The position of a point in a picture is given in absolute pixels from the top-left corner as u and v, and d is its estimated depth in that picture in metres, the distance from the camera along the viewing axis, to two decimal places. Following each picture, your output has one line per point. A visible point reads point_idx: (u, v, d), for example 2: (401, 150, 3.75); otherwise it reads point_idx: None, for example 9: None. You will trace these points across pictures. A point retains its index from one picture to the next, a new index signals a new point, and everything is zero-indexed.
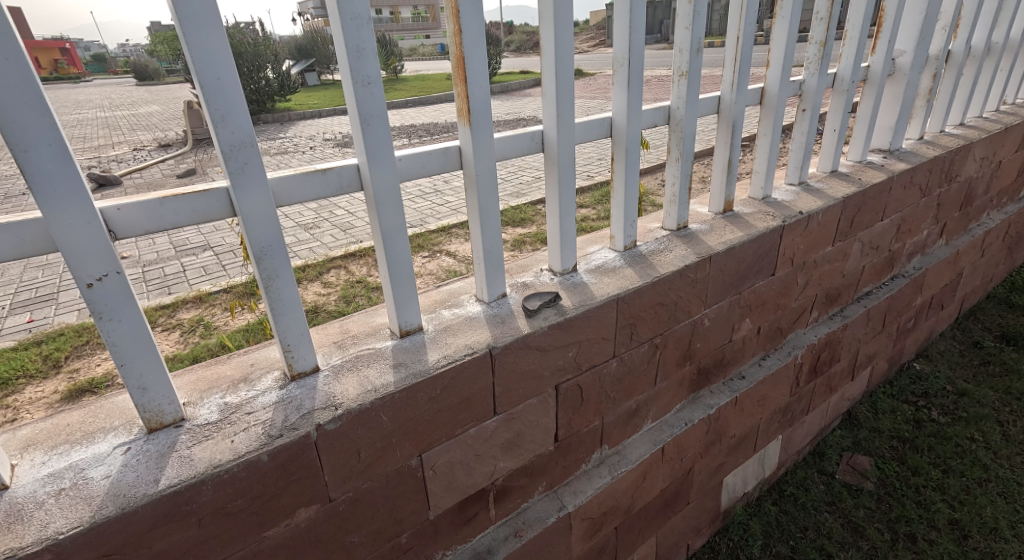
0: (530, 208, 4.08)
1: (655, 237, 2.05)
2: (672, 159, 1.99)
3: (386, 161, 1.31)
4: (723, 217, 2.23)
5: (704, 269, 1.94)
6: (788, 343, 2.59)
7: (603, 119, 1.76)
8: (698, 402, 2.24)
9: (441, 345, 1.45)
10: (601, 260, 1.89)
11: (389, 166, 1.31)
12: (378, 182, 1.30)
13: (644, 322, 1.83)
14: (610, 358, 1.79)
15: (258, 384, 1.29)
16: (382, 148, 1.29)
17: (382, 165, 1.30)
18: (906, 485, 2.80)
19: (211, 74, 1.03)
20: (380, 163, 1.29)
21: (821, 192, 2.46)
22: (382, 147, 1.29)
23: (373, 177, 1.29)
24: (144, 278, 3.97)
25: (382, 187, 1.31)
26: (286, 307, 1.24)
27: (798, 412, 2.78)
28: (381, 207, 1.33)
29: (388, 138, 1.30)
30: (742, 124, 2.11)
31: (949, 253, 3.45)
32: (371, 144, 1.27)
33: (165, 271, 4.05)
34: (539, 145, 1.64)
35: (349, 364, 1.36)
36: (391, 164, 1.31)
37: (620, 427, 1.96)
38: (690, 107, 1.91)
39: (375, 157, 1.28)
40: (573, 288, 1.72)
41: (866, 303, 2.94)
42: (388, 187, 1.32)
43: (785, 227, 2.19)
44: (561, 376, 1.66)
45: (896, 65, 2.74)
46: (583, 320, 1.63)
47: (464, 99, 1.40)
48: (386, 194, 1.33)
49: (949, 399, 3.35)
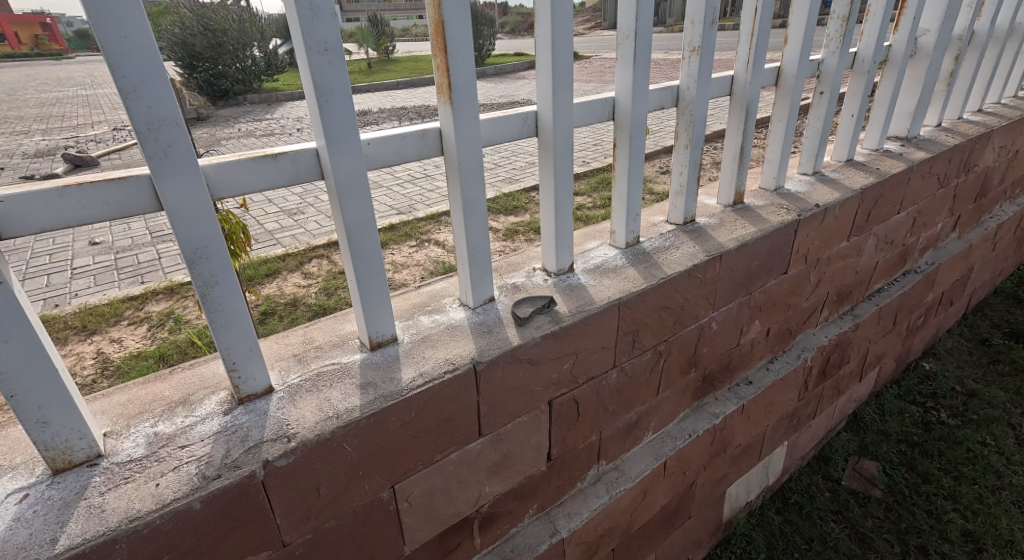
0: (522, 195, 3.89)
1: (659, 232, 1.86)
2: (680, 146, 1.79)
3: (350, 143, 1.10)
4: (733, 210, 2.03)
5: (714, 269, 1.75)
6: (796, 345, 2.43)
7: (606, 100, 1.55)
8: (701, 411, 2.08)
9: (416, 360, 1.26)
10: (600, 258, 1.69)
11: (355, 152, 1.11)
12: (339, 165, 1.09)
13: (648, 328, 1.64)
14: (610, 369, 1.60)
15: (199, 408, 1.09)
16: (344, 127, 1.08)
17: (342, 147, 1.09)
18: (916, 493, 2.68)
19: (116, 32, 0.82)
20: (339, 145, 1.08)
21: (837, 183, 2.26)
22: (345, 126, 1.08)
23: (334, 163, 1.08)
24: (117, 266, 3.79)
25: (343, 172, 1.10)
26: (228, 320, 1.04)
27: (804, 417, 2.61)
28: (343, 198, 1.12)
29: (352, 115, 1.09)
30: (756, 107, 1.92)
31: (961, 247, 3.30)
32: (329, 122, 1.06)
33: (139, 258, 3.86)
34: (533, 128, 1.44)
35: (308, 384, 1.17)
36: (357, 145, 1.11)
37: (619, 441, 1.80)
38: (702, 87, 1.70)
39: (338, 139, 1.08)
40: (569, 291, 1.52)
41: (877, 301, 2.79)
42: (352, 174, 1.12)
43: (800, 221, 2.01)
44: (555, 390, 1.48)
45: (919, 45, 2.52)
46: (581, 328, 1.44)
47: (444, 74, 1.19)
48: (347, 182, 1.11)
49: (959, 400, 3.21)
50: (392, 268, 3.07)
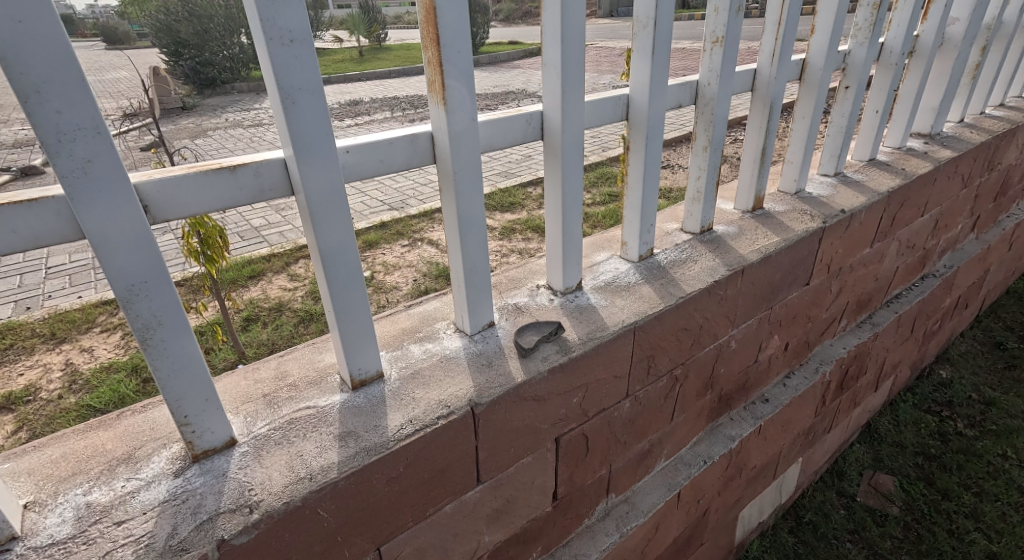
0: (519, 191, 3.71)
1: (673, 242, 1.69)
2: (698, 148, 1.61)
3: (323, 152, 0.91)
4: (753, 217, 1.87)
5: (735, 285, 1.59)
6: (814, 358, 2.28)
7: (620, 97, 1.37)
8: (716, 433, 1.93)
9: (405, 402, 1.09)
10: (611, 273, 1.53)
11: (329, 162, 0.92)
12: (310, 178, 0.91)
13: (664, 352, 1.47)
14: (622, 399, 1.44)
15: (145, 467, 0.92)
16: (316, 133, 0.90)
17: (313, 157, 0.91)
18: (935, 511, 2.58)
19: (6, 16, 0.63)
20: (310, 154, 0.90)
21: (861, 185, 2.10)
22: (317, 132, 0.90)
23: (304, 177, 0.90)
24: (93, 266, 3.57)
25: (316, 186, 0.92)
26: (177, 367, 0.86)
27: (820, 432, 2.47)
28: (316, 217, 0.94)
29: (326, 118, 0.90)
30: (781, 103, 1.74)
31: (979, 249, 3.15)
32: (298, 127, 0.88)
33: None
34: (538, 129, 1.27)
35: (278, 435, 1.00)
36: (332, 154, 0.92)
37: (630, 472, 1.65)
38: (725, 83, 1.52)
39: (309, 147, 0.90)
40: (578, 314, 1.35)
41: (895, 308, 2.64)
42: (327, 189, 0.93)
43: (825, 229, 1.84)
44: (563, 426, 1.32)
45: (946, 36, 2.33)
46: (592, 357, 1.28)
47: (436, 69, 1.02)
48: (321, 198, 0.93)
49: (975, 409, 3.09)
50: (383, 270, 2.89)
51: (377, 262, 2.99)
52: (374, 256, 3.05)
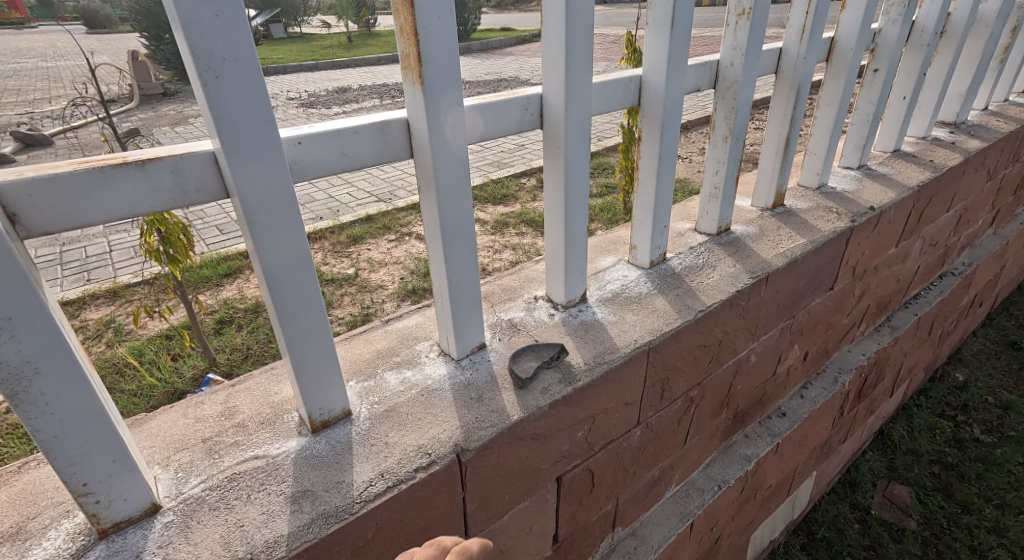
0: (513, 182, 3.50)
1: (687, 245, 1.50)
2: (718, 138, 1.42)
3: (262, 144, 0.70)
4: (773, 215, 1.68)
5: (759, 294, 1.40)
6: (832, 366, 2.11)
7: (631, 78, 1.17)
8: (730, 453, 1.75)
9: (376, 450, 0.89)
10: (618, 282, 1.34)
11: (271, 158, 0.71)
12: (246, 177, 0.70)
13: (680, 373, 1.29)
14: (632, 427, 1.26)
15: (36, 548, 0.72)
16: (251, 119, 0.68)
17: (249, 151, 0.70)
18: (955, 525, 2.44)
19: None
20: (244, 146, 0.69)
21: (888, 178, 1.91)
22: (252, 117, 0.68)
23: (237, 176, 0.70)
24: (61, 260, 3.28)
25: (254, 188, 0.71)
26: (69, 425, 0.67)
27: (836, 443, 2.31)
28: (255, 226, 0.73)
29: (265, 99, 0.69)
30: (808, 88, 1.54)
31: (998, 245, 2.98)
32: (225, 110, 0.66)
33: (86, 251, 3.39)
34: (535, 116, 1.07)
35: (214, 498, 0.80)
36: (276, 146, 0.71)
37: (638, 503, 1.47)
38: (751, 63, 1.31)
39: (242, 137, 0.68)
40: (582, 333, 1.16)
41: (915, 310, 2.48)
42: (269, 191, 0.73)
43: (854, 229, 1.65)
44: (566, 464, 1.14)
45: (979, 14, 2.13)
46: (600, 385, 1.09)
47: (411, 39, 0.80)
48: (262, 203, 0.73)
49: (993, 413, 2.94)
50: (367, 267, 2.67)
51: (361, 259, 2.77)
52: (359, 252, 2.84)
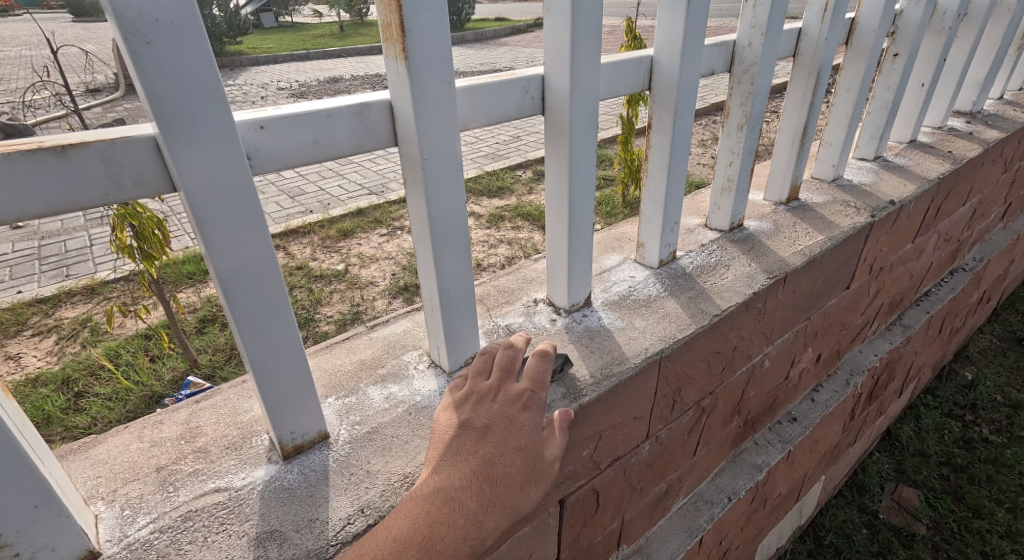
0: (508, 174, 3.37)
1: (697, 243, 1.40)
2: (732, 127, 1.31)
3: (211, 127, 0.59)
4: (787, 210, 1.58)
5: (775, 296, 1.30)
6: (844, 367, 2.01)
7: (642, 59, 1.06)
8: (740, 462, 1.65)
9: (355, 481, 0.78)
10: (624, 283, 1.24)
11: (223, 143, 0.60)
12: (192, 167, 0.59)
13: (691, 382, 1.19)
14: (641, 442, 1.16)
15: None
16: (196, 96, 0.57)
17: (195, 135, 0.58)
18: (967, 530, 2.36)
19: None
20: (190, 129, 0.57)
21: (906, 170, 1.80)
22: (197, 94, 0.57)
23: (181, 165, 0.58)
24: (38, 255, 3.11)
25: (203, 179, 0.60)
26: None
27: (845, 447, 2.22)
28: (206, 225, 0.61)
29: (213, 72, 0.57)
30: (828, 73, 1.43)
31: (1009, 239, 2.89)
32: (162, 84, 0.55)
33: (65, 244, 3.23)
34: (536, 100, 0.96)
35: (165, 543, 0.69)
36: (228, 129, 0.60)
37: (645, 519, 1.37)
38: (771, 44, 1.20)
39: (186, 117, 0.57)
40: (587, 341, 1.06)
41: (926, 307, 2.38)
42: (223, 183, 0.61)
43: (874, 224, 1.55)
44: (569, 485, 1.03)
45: None
46: (607, 400, 0.99)
47: (392, 6, 0.68)
48: (213, 198, 0.61)
49: (1002, 412, 2.86)
50: (358, 263, 2.55)
51: (352, 254, 2.64)
52: (349, 247, 2.72)
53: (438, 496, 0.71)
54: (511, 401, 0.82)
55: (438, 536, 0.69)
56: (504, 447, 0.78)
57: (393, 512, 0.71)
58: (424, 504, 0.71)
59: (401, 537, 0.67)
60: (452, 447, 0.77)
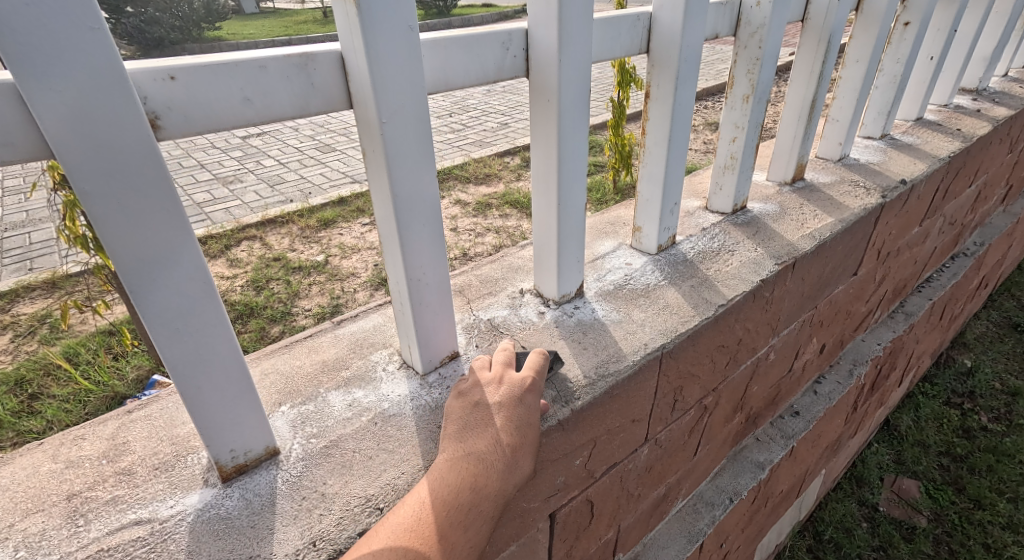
0: (496, 161, 3.23)
1: (697, 226, 1.29)
2: (737, 98, 1.19)
3: (88, 70, 0.48)
4: (793, 190, 1.47)
5: (784, 284, 1.19)
6: (847, 357, 1.91)
7: (637, 15, 0.93)
8: (741, 460, 1.55)
9: (303, 508, 0.67)
10: (619, 271, 1.12)
11: (101, 91, 0.49)
12: (66, 120, 0.48)
13: (695, 379, 1.08)
14: (639, 446, 1.05)
15: None
16: (64, 29, 0.46)
17: (65, 77, 0.47)
18: (968, 522, 2.29)
19: None
20: (58, 68, 0.47)
21: (916, 148, 1.70)
22: (64, 23, 0.46)
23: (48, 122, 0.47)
24: None
25: (82, 139, 0.49)
26: None
27: (846, 439, 2.13)
28: (94, 198, 0.51)
29: None
30: (838, 40, 1.31)
31: (1009, 223, 2.81)
32: (14, 6, 0.44)
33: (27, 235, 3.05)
34: (518, 59, 0.83)
35: None
36: (114, 72, 0.49)
37: (641, 526, 1.26)
38: (781, 2, 1.08)
39: (47, 54, 0.46)
40: (579, 336, 0.94)
41: (929, 294, 2.30)
42: (109, 142, 0.51)
43: (885, 205, 1.44)
44: (560, 498, 0.92)
45: None
46: (603, 404, 0.87)
47: None
48: (101, 164, 0.51)
49: (1001, 400, 2.78)
50: (339, 254, 2.41)
51: (332, 244, 2.50)
52: (330, 237, 2.57)
53: (475, 454, 0.67)
54: (517, 380, 0.75)
55: (483, 483, 0.66)
56: (516, 416, 0.71)
57: (430, 471, 0.67)
58: (464, 461, 0.67)
59: (450, 488, 0.65)
60: (471, 421, 0.71)
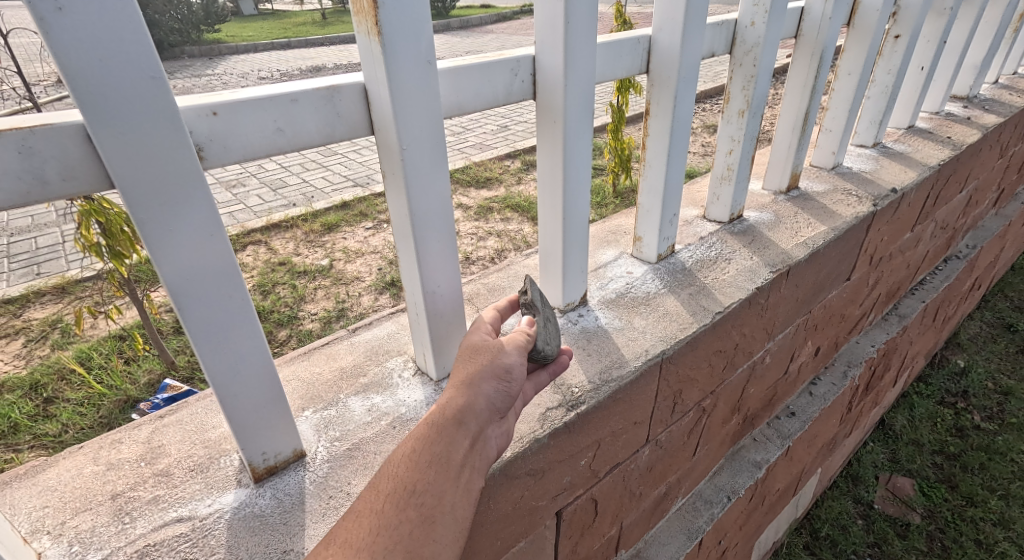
0: (496, 164, 3.28)
1: (696, 235, 1.34)
2: (733, 112, 1.24)
3: (146, 109, 0.53)
4: (787, 198, 1.52)
5: (778, 291, 1.24)
6: (841, 358, 1.96)
7: (638, 39, 0.98)
8: (738, 459, 1.60)
9: (331, 507, 0.72)
10: (621, 280, 1.17)
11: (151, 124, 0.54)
12: (123, 157, 0.53)
13: (694, 382, 1.13)
14: (641, 447, 1.10)
15: None
16: (126, 74, 0.51)
17: (126, 117, 0.52)
18: (960, 518, 2.35)
19: None
20: (120, 109, 0.52)
21: (907, 157, 1.75)
22: (129, 71, 0.51)
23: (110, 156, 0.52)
24: (7, 252, 2.97)
25: (137, 171, 0.54)
26: None
27: (841, 438, 2.18)
28: (149, 225, 0.56)
29: (146, 46, 0.51)
30: (831, 54, 1.36)
31: (1000, 225, 2.86)
32: (86, 60, 0.49)
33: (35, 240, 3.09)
34: (527, 84, 0.88)
35: None
36: (167, 110, 0.54)
37: (643, 523, 1.31)
38: (775, 22, 1.13)
39: (111, 100, 0.51)
40: (584, 343, 1.00)
41: (921, 296, 2.35)
42: (162, 172, 0.56)
43: (876, 213, 1.49)
44: (566, 497, 0.97)
45: None
46: (607, 407, 0.93)
47: None
48: (154, 193, 0.56)
49: (994, 399, 2.84)
50: (343, 258, 2.45)
51: (336, 249, 2.54)
52: (334, 241, 2.62)
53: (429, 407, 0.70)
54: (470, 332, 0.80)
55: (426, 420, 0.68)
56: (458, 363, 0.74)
57: None
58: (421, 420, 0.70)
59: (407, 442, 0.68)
60: None
